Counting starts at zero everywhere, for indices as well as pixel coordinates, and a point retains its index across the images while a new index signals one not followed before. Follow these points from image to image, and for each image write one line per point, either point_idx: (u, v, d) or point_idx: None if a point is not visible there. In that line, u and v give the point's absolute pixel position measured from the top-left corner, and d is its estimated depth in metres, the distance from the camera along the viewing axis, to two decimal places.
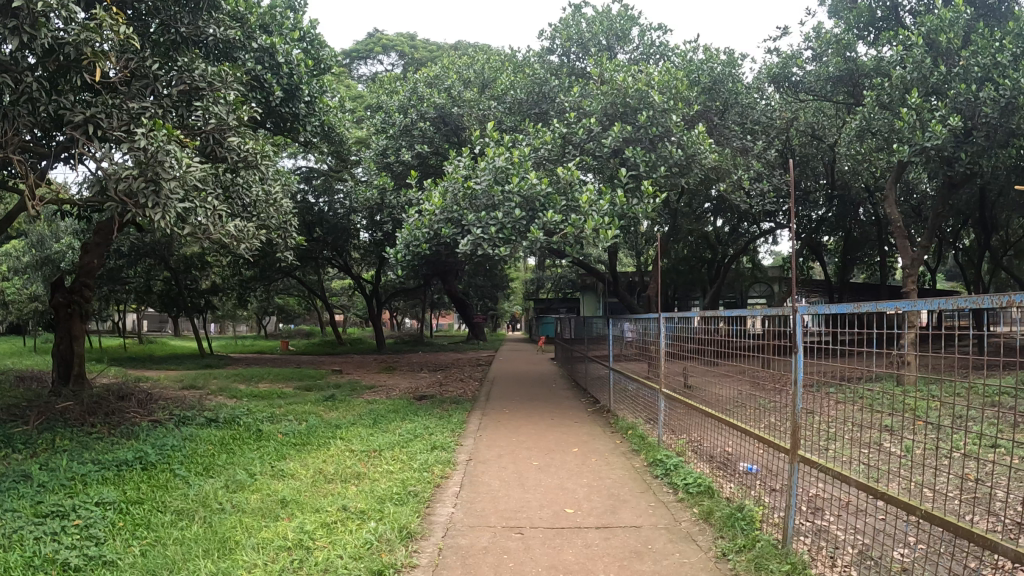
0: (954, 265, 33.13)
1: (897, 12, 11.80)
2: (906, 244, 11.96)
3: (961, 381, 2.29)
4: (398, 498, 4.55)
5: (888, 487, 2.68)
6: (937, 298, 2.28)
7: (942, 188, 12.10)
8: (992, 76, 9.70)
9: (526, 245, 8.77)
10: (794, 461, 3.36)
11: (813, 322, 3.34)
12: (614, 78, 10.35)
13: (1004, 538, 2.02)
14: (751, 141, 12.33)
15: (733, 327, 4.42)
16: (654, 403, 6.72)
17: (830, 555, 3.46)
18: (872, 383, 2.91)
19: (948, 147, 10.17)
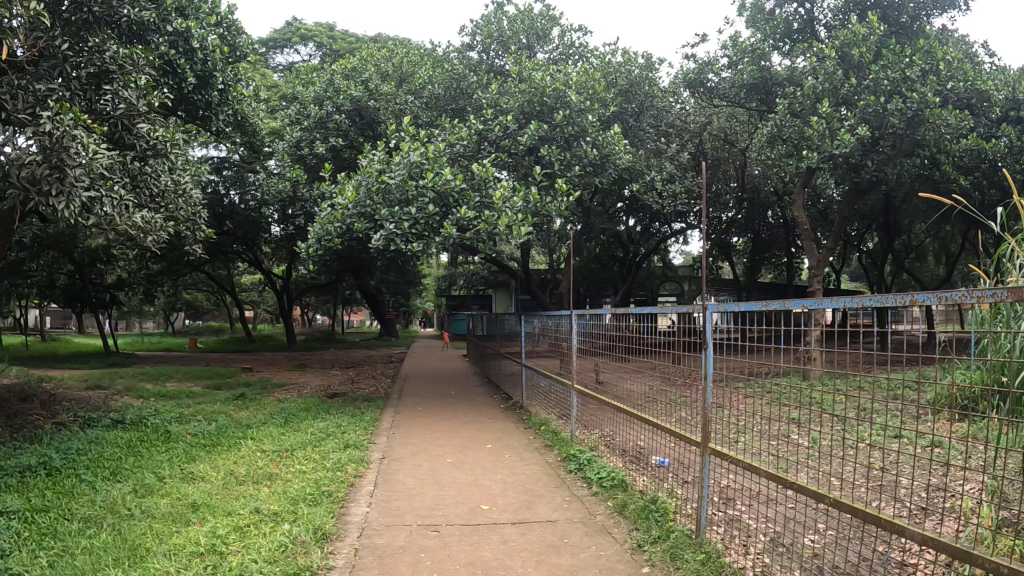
0: (856, 267, 34.87)
1: (812, 26, 12.42)
2: (812, 246, 12.56)
3: (865, 376, 2.41)
4: (312, 499, 4.46)
5: (796, 476, 2.81)
6: (843, 297, 2.40)
7: (849, 194, 12.75)
8: (901, 89, 10.37)
9: (438, 241, 8.79)
10: (706, 453, 3.48)
11: (722, 320, 3.45)
12: (531, 77, 10.42)
13: (909, 522, 2.15)
14: (665, 143, 12.68)
15: (643, 323, 4.54)
16: (566, 399, 6.83)
17: (743, 543, 3.60)
18: (779, 377, 3.03)
19: (855, 154, 10.71)
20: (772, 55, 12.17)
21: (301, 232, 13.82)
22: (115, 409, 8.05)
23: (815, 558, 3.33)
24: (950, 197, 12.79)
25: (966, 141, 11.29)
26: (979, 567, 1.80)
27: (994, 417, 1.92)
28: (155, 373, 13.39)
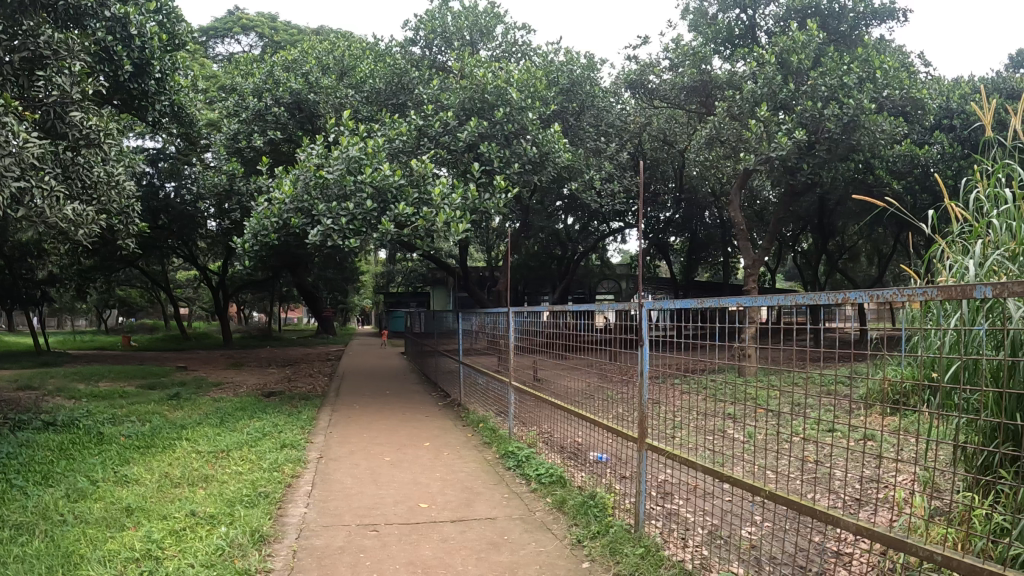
0: (789, 267, 35.95)
1: (754, 32, 12.75)
2: (748, 245, 12.91)
3: (799, 371, 2.49)
4: (248, 500, 4.35)
5: (732, 470, 2.88)
6: (778, 294, 2.48)
7: (784, 196, 13.13)
8: (837, 95, 10.72)
9: (376, 237, 8.72)
10: (643, 448, 3.54)
11: (657, 317, 3.51)
12: (473, 73, 10.37)
13: (843, 513, 2.23)
14: (604, 143, 12.82)
15: (581, 320, 4.58)
16: (503, 396, 6.86)
17: (681, 536, 3.68)
18: (714, 374, 3.11)
19: (791, 157, 11.04)
20: (713, 59, 12.42)
21: (237, 227, 13.49)
22: (42, 410, 7.68)
23: (752, 551, 3.43)
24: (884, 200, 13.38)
25: (900, 148, 12.13)
26: (914, 555, 1.89)
27: (925, 412, 2.01)
28: (87, 373, 12.70)
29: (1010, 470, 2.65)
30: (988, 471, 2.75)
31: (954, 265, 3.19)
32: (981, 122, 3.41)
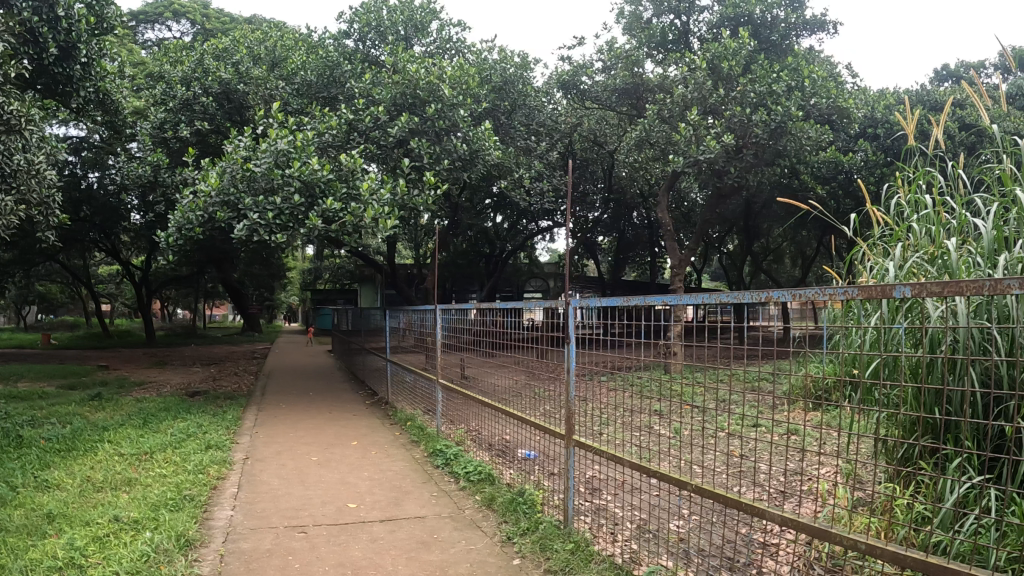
0: (715, 267, 36.98)
1: (687, 37, 13.04)
2: (675, 246, 13.23)
3: (726, 368, 2.57)
4: (174, 504, 4.19)
5: (658, 466, 2.95)
6: (704, 293, 2.55)
7: (711, 198, 13.50)
8: (766, 102, 11.03)
9: (304, 233, 8.52)
10: (570, 445, 3.59)
11: (584, 315, 3.57)
12: (405, 68, 10.26)
13: (768, 505, 2.31)
14: (535, 142, 12.91)
15: (509, 318, 4.59)
16: (431, 394, 6.83)
17: (609, 530, 3.73)
18: (640, 371, 3.17)
19: (718, 161, 11.36)
20: (645, 63, 12.69)
21: (161, 220, 13.00)
22: None
23: (680, 543, 3.50)
24: (809, 203, 13.90)
25: (825, 154, 12.64)
26: (838, 544, 1.98)
27: (847, 407, 2.11)
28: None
29: (921, 459, 2.80)
30: (901, 462, 2.91)
31: (876, 267, 3.35)
32: (905, 132, 3.59)
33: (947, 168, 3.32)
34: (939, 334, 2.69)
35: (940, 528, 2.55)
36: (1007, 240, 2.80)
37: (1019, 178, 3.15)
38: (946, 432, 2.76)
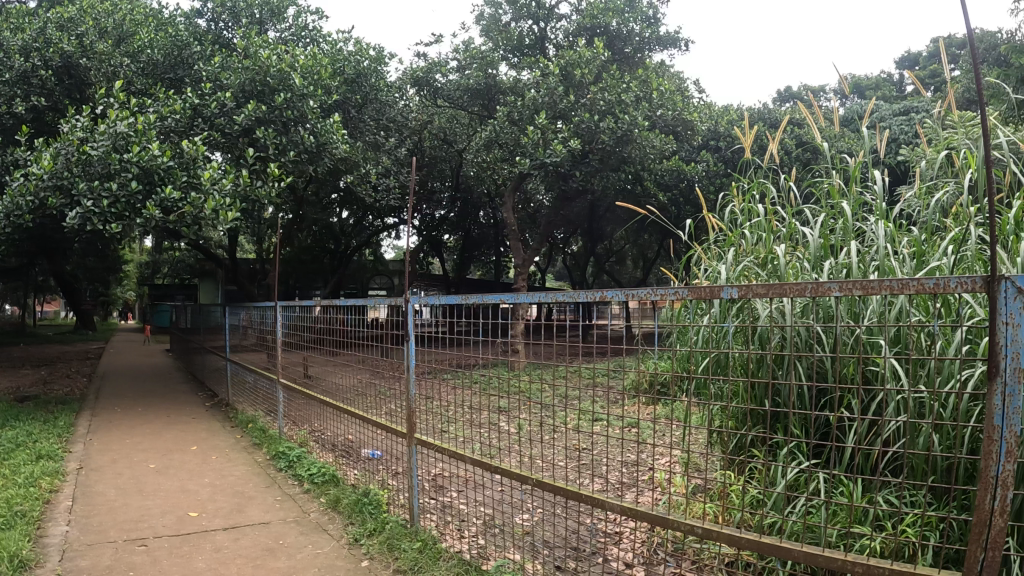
0: (560, 267, 38.23)
1: (542, 43, 13.33)
2: (519, 246, 13.49)
3: (569, 363, 2.56)
4: (3, 522, 3.75)
5: (501, 461, 2.95)
6: (538, 292, 2.52)
7: (556, 201, 13.94)
8: (613, 110, 11.48)
9: (140, 223, 7.95)
10: (412, 443, 3.54)
11: (427, 313, 3.51)
12: (255, 53, 9.77)
13: (607, 495, 2.37)
14: (383, 137, 12.75)
15: (354, 316, 4.48)
16: (272, 395, 6.57)
17: (455, 528, 3.71)
18: (482, 369, 3.17)
19: (563, 164, 11.72)
20: (499, 65, 12.82)
21: None
22: None
23: (525, 538, 3.55)
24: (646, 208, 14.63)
25: (668, 163, 13.36)
26: (674, 529, 2.04)
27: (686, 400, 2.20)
28: None
29: (750, 447, 3.02)
30: (733, 449, 3.12)
31: (711, 269, 3.59)
32: (743, 145, 3.89)
33: (779, 181, 3.62)
34: (767, 331, 2.91)
35: (771, 509, 2.74)
36: (829, 248, 3.09)
37: (840, 192, 3.50)
38: (772, 420, 3.00)
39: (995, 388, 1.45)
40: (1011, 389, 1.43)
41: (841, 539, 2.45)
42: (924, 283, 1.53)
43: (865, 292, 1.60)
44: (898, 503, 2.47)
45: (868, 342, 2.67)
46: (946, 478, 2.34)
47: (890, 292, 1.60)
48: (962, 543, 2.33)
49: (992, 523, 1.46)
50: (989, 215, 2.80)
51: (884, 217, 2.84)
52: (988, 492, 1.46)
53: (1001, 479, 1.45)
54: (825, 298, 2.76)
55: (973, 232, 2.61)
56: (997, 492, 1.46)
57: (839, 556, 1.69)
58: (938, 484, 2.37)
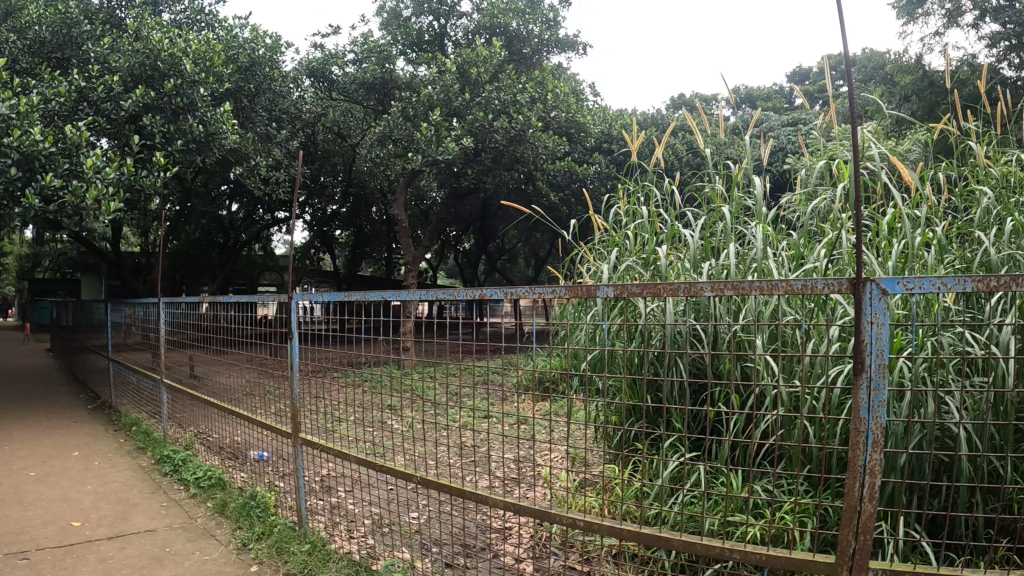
0: (454, 265, 38.19)
1: (442, 40, 13.32)
2: (410, 243, 13.35)
3: (459, 362, 2.51)
4: None
5: (386, 461, 2.87)
6: (419, 289, 2.46)
7: (448, 198, 13.92)
8: (508, 110, 11.63)
9: (18, 213, 7.43)
10: (297, 444, 3.43)
11: (319, 311, 3.41)
12: (147, 36, 9.27)
13: (490, 491, 2.34)
14: (275, 129, 12.27)
15: (240, 313, 4.33)
16: (157, 396, 6.26)
17: (344, 528, 3.63)
18: (372, 368, 3.10)
19: (455, 162, 11.69)
20: (395, 59, 12.59)
21: None
22: None
23: (417, 534, 3.50)
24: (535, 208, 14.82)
25: (561, 163, 13.60)
26: (558, 523, 2.05)
27: (575, 398, 2.20)
28: None
29: (635, 442, 3.10)
30: (619, 444, 3.20)
31: (597, 270, 3.69)
32: (630, 148, 4.02)
33: (664, 185, 3.76)
34: (651, 329, 3.02)
35: (655, 501, 2.81)
36: (709, 250, 3.23)
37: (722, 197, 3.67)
38: (654, 415, 3.10)
39: (862, 382, 1.55)
40: (876, 383, 1.54)
41: (721, 528, 2.55)
42: (794, 284, 1.61)
43: (736, 293, 1.67)
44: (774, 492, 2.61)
45: (742, 340, 2.81)
46: (816, 467, 2.49)
47: (760, 293, 1.67)
48: (830, 528, 2.48)
49: (862, 509, 1.57)
50: (855, 221, 3.01)
51: (762, 221, 2.99)
52: (857, 480, 1.56)
53: (869, 467, 1.55)
54: (704, 298, 2.89)
55: (844, 234, 2.76)
56: (865, 480, 1.56)
57: (717, 543, 1.77)
58: (809, 472, 2.51)
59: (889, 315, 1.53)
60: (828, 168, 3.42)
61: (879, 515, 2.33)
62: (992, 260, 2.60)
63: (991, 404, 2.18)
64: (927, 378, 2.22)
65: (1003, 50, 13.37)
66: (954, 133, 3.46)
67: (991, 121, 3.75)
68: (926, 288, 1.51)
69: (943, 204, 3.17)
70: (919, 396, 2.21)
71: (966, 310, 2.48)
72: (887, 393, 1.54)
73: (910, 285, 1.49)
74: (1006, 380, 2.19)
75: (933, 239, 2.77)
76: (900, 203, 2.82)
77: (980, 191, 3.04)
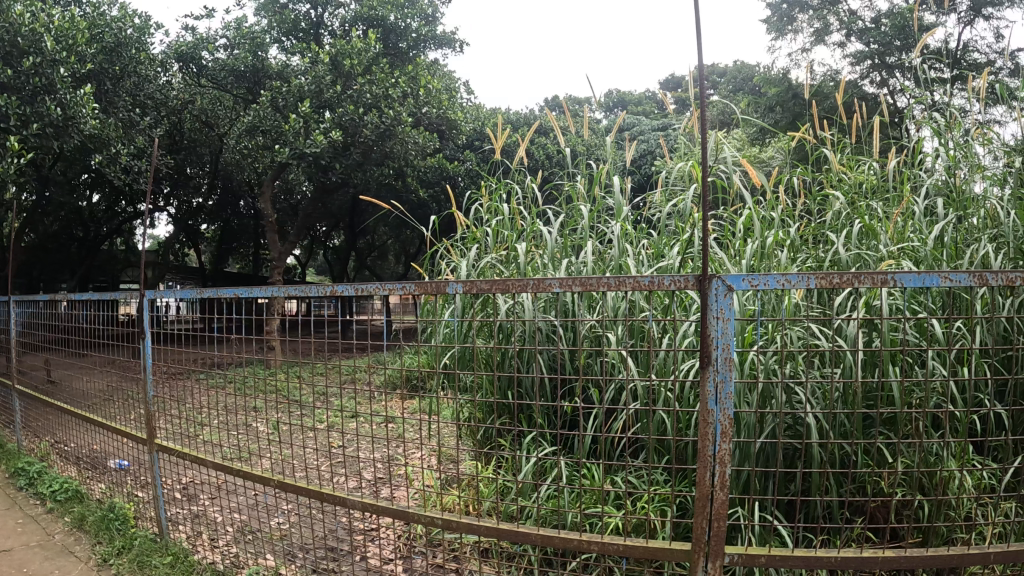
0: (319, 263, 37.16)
1: (317, 30, 12.97)
2: (276, 239, 12.92)
3: (325, 361, 2.43)
4: None
5: (246, 465, 2.74)
6: (285, 286, 2.37)
7: (315, 192, 13.54)
8: (379, 105, 11.47)
9: None
10: (153, 450, 3.22)
11: (183, 309, 3.23)
12: (5, 7, 8.44)
13: (351, 493, 2.28)
14: (138, 115, 11.32)
15: (95, 312, 4.04)
16: (7, 404, 5.76)
17: (209, 537, 3.44)
18: (236, 368, 2.96)
19: (324, 156, 11.40)
20: (268, 47, 12.21)
21: None
22: None
23: (284, 539, 3.38)
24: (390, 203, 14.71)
25: (432, 160, 13.58)
26: (418, 523, 2.02)
27: (444, 396, 2.18)
28: None
29: (503, 439, 3.12)
30: (489, 441, 3.21)
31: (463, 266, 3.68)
32: (494, 145, 4.02)
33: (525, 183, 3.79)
34: (510, 326, 3.06)
35: (521, 498, 2.82)
36: (569, 248, 3.31)
37: (589, 197, 3.76)
38: (517, 411, 3.13)
39: (708, 375, 1.63)
40: (723, 376, 1.62)
41: (583, 519, 2.60)
42: (642, 281, 1.67)
43: (585, 289, 1.72)
44: (636, 483, 2.69)
45: (597, 334, 2.89)
46: (675, 457, 2.59)
47: (608, 289, 1.72)
48: (688, 516, 2.58)
49: (714, 496, 1.65)
50: (714, 222, 3.16)
51: (622, 221, 3.09)
52: (707, 469, 1.64)
53: (719, 456, 1.64)
54: (564, 295, 2.95)
55: (702, 233, 2.87)
56: (716, 468, 1.64)
57: (576, 536, 1.81)
58: (670, 464, 2.61)
59: (733, 311, 1.61)
60: (687, 172, 3.58)
61: (737, 503, 2.44)
62: (840, 259, 2.79)
63: (839, 392, 2.34)
64: (777, 370, 2.36)
65: (866, 69, 14.49)
66: (811, 141, 3.71)
67: (842, 131, 4.03)
68: (765, 284, 1.61)
69: (797, 208, 3.39)
70: (770, 386, 2.34)
71: (814, 306, 2.65)
72: (733, 385, 1.62)
73: (755, 281, 1.60)
74: (849, 370, 2.35)
75: (787, 240, 2.95)
76: (752, 206, 2.99)
77: (832, 196, 3.28)
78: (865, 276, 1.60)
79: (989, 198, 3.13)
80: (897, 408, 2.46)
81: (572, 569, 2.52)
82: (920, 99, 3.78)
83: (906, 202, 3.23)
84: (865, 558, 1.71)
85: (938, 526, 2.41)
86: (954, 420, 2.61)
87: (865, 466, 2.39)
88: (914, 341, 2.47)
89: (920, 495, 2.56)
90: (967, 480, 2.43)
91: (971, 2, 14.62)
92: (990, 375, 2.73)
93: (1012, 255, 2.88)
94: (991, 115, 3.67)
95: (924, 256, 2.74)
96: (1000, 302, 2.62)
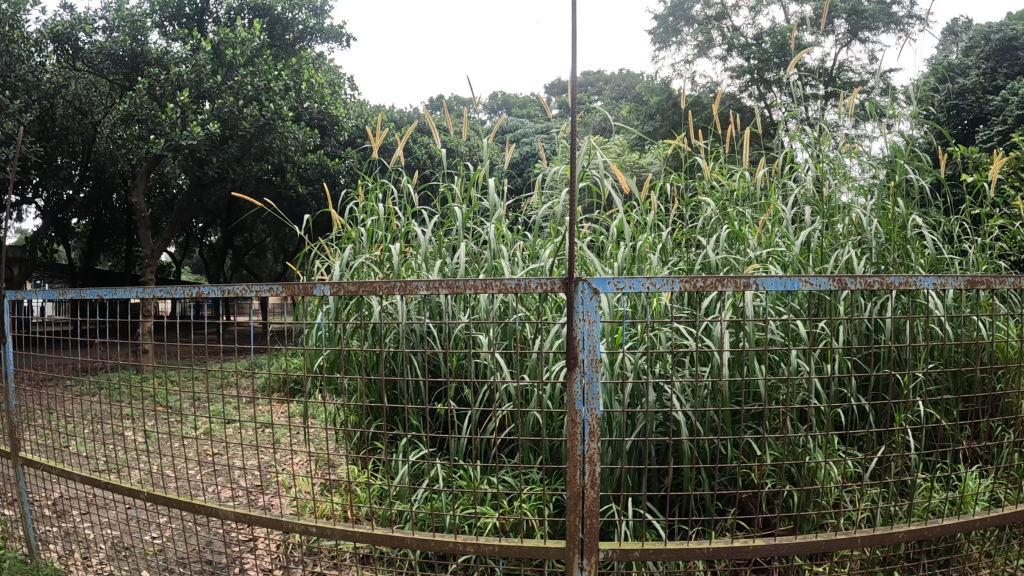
0: (193, 264, 35.59)
1: (202, 17, 12.44)
2: (148, 235, 12.24)
3: (201, 364, 2.29)
4: None
5: (116, 476, 2.58)
6: (157, 287, 2.25)
7: (190, 187, 12.92)
8: (260, 98, 11.13)
9: None
10: (17, 465, 2.96)
11: (46, 310, 3.00)
12: None
13: (223, 503, 2.20)
14: (7, 98, 10.40)
15: None
16: None
17: (82, 556, 3.21)
18: (105, 373, 2.78)
19: (201, 149, 10.93)
20: (149, 31, 11.57)
21: None
22: None
23: (159, 555, 3.20)
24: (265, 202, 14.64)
25: (313, 157, 13.29)
26: (292, 532, 1.98)
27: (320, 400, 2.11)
28: None
29: (377, 442, 3.09)
30: (363, 444, 3.17)
31: (337, 268, 3.60)
32: (371, 143, 3.89)
33: (402, 183, 3.74)
34: (384, 329, 3.05)
35: (397, 500, 2.79)
36: (443, 249, 3.30)
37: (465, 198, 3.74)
38: (392, 414, 3.10)
39: (575, 377, 1.67)
40: (589, 377, 1.67)
41: (461, 521, 2.61)
42: (508, 283, 1.70)
43: (451, 291, 1.73)
44: (513, 484, 2.71)
45: (470, 336, 2.92)
46: (552, 456, 2.64)
47: (474, 291, 1.75)
48: (563, 515, 2.63)
49: (585, 495, 1.69)
50: (591, 225, 3.24)
51: (497, 222, 3.12)
52: (578, 469, 1.68)
53: (588, 455, 1.68)
54: (440, 297, 2.96)
55: (582, 235, 2.93)
56: (586, 467, 1.68)
57: (450, 539, 1.80)
58: (546, 463, 2.65)
59: (599, 313, 1.66)
60: (565, 176, 3.64)
61: (614, 498, 2.51)
62: (710, 262, 2.93)
63: (705, 390, 2.46)
64: (645, 370, 2.45)
65: (745, 83, 15.29)
66: (685, 148, 3.83)
67: (714, 139, 4.17)
68: (630, 287, 1.67)
69: (671, 213, 3.51)
70: (639, 385, 2.43)
71: (684, 309, 2.78)
72: (600, 386, 1.68)
73: (619, 285, 1.66)
74: (717, 370, 2.48)
75: (659, 243, 3.05)
76: (624, 210, 3.07)
77: (705, 202, 3.42)
78: (729, 279, 1.68)
79: (853, 207, 3.35)
80: (762, 404, 2.60)
81: (454, 572, 2.52)
82: (794, 112, 3.95)
83: (775, 209, 3.41)
84: (734, 547, 1.78)
85: (808, 513, 2.57)
86: (818, 415, 2.79)
87: (731, 458, 2.51)
88: (778, 341, 2.63)
89: (789, 484, 2.72)
90: (832, 469, 2.60)
91: (848, 26, 15.64)
92: (851, 371, 2.93)
93: (873, 260, 3.12)
94: (860, 131, 3.90)
95: (788, 260, 2.90)
96: (860, 302, 2.82)
